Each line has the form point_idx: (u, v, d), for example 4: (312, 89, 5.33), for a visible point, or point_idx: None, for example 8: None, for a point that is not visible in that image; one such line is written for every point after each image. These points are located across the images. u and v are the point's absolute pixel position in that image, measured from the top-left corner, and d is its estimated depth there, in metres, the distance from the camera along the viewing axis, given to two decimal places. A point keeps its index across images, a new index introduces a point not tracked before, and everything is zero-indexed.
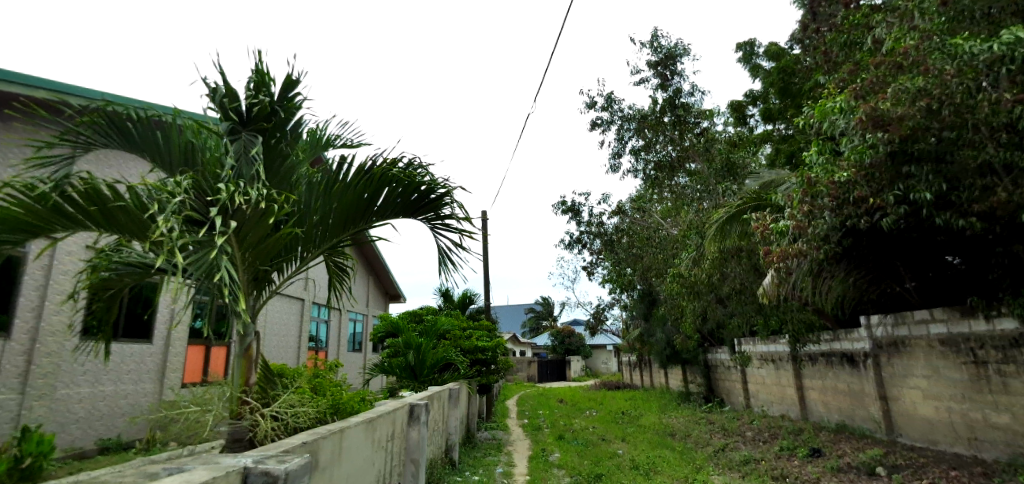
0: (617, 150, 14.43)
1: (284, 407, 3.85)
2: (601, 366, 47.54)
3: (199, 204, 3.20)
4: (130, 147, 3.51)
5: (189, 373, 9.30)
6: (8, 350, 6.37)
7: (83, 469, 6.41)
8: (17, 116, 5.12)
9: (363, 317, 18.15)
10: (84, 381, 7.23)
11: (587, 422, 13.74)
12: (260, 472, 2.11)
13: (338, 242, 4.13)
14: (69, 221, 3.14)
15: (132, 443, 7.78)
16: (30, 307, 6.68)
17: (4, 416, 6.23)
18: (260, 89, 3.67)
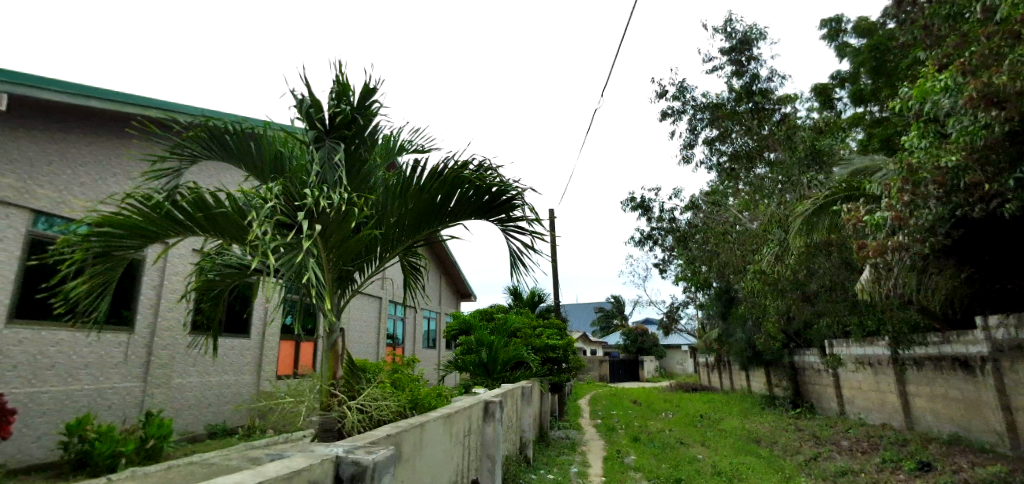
0: (689, 140, 13.86)
1: (369, 400, 4.03)
2: (676, 367, 46.00)
3: (288, 208, 3.43)
4: (228, 158, 3.82)
5: (281, 366, 10.00)
6: (132, 342, 7.14)
7: (196, 450, 7.10)
8: (135, 134, 5.73)
9: (436, 315, 18.70)
10: (194, 372, 8.00)
11: (664, 424, 13.33)
12: (350, 462, 2.23)
13: (413, 243, 4.27)
14: (179, 227, 3.48)
15: (235, 429, 8.51)
16: (149, 304, 7.45)
17: (130, 402, 7.01)
18: (342, 99, 3.87)
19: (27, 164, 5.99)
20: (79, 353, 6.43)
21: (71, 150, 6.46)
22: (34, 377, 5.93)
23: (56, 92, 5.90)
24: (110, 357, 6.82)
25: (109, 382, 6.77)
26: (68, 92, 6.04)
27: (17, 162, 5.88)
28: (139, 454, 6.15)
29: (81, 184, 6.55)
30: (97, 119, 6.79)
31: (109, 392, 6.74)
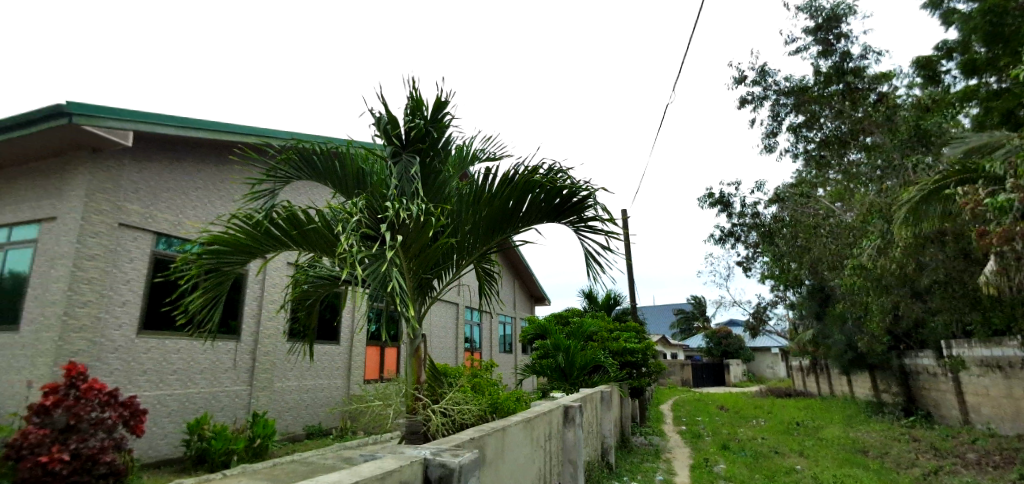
0: (772, 128, 13.08)
1: (451, 403, 4.15)
2: (766, 371, 43.31)
3: (372, 221, 3.63)
4: (316, 176, 4.10)
5: (368, 371, 10.52)
6: (239, 349, 7.81)
7: (296, 450, 7.66)
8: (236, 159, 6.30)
9: (511, 320, 18.88)
10: (292, 376, 8.62)
11: (755, 432, 12.59)
12: (438, 464, 2.30)
13: (487, 249, 4.35)
14: (276, 243, 3.77)
15: (329, 430, 9.08)
16: (252, 313, 8.12)
17: (239, 404, 7.67)
18: (416, 114, 4.01)
19: (149, 192, 6.74)
20: (195, 359, 7.14)
21: (183, 177, 7.20)
22: (161, 381, 6.66)
23: (170, 127, 6.63)
24: (222, 363, 7.50)
25: (221, 386, 7.45)
26: (180, 126, 6.74)
27: (142, 191, 6.65)
28: (248, 452, 6.75)
29: (193, 207, 7.29)
30: (205, 147, 7.54)
31: (222, 395, 7.42)
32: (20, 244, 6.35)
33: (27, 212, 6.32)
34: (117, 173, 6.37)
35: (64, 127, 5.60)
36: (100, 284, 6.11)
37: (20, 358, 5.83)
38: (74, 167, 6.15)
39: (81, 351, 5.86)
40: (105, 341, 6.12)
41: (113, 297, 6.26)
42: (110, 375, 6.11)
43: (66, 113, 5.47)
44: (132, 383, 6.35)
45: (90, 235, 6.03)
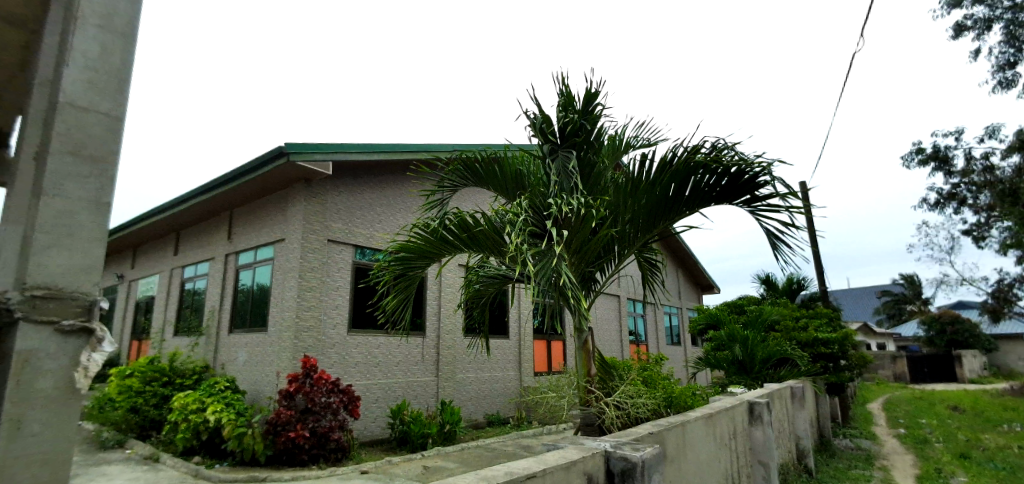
0: (1009, 57, 10.41)
1: (624, 397, 4.09)
2: (1018, 364, 34.63)
3: (537, 219, 3.77)
4: (479, 182, 4.39)
5: (537, 363, 10.94)
6: (425, 344, 8.71)
7: (480, 436, 8.33)
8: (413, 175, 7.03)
9: (678, 310, 18.02)
10: (471, 368, 9.37)
11: (1007, 439, 10.15)
12: (619, 458, 2.31)
13: (649, 239, 4.21)
14: (450, 247, 4.14)
15: (507, 418, 9.67)
16: (433, 311, 8.98)
17: (429, 393, 8.57)
18: (568, 109, 4.06)
19: (347, 212, 7.89)
20: (392, 353, 8.15)
21: (371, 195, 8.28)
22: (367, 372, 7.75)
23: (361, 154, 7.64)
24: (413, 356, 8.45)
25: (414, 376, 8.41)
26: (368, 152, 7.74)
27: (342, 211, 7.82)
28: (440, 436, 7.54)
29: (380, 221, 8.35)
30: (387, 167, 8.57)
31: (415, 384, 8.37)
32: (263, 262, 7.93)
33: (266, 236, 7.86)
34: (323, 197, 7.58)
35: (285, 164, 6.84)
36: (319, 291, 7.33)
37: (269, 352, 7.29)
38: (293, 196, 7.47)
39: (310, 347, 7.12)
40: (325, 338, 7.33)
41: (328, 302, 7.47)
42: (331, 367, 7.32)
43: (286, 153, 6.68)
44: (348, 373, 7.52)
45: (309, 251, 7.27)
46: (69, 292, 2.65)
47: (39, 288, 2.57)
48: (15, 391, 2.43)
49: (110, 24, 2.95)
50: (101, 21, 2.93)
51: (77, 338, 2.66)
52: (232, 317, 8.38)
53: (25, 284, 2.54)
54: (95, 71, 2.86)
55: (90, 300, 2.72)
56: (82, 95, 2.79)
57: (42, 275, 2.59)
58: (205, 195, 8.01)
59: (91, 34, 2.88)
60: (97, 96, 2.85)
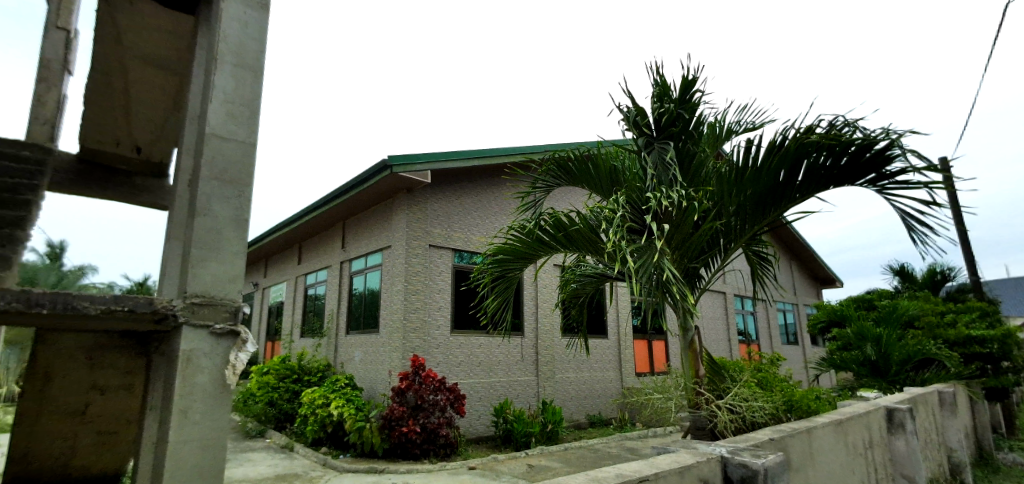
0: None
1: (738, 399, 3.85)
2: None
3: (636, 215, 3.68)
4: (573, 181, 4.37)
5: (638, 363, 10.65)
6: (524, 344, 8.82)
7: (583, 436, 8.28)
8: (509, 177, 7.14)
9: (793, 307, 16.60)
10: (570, 368, 9.34)
11: None
12: (738, 464, 2.18)
13: (758, 230, 3.93)
14: (547, 248, 4.16)
15: (609, 419, 9.52)
16: (530, 312, 9.08)
17: (531, 392, 8.67)
18: (663, 99, 3.88)
19: (446, 218, 8.22)
20: (493, 352, 8.36)
21: (468, 200, 8.55)
22: (471, 372, 8.02)
23: (457, 161, 7.93)
24: (513, 356, 8.60)
25: (515, 376, 8.55)
26: (463, 159, 8.01)
27: (441, 217, 8.16)
28: (543, 436, 7.61)
29: (477, 225, 8.60)
30: (482, 172, 8.81)
31: (516, 384, 8.51)
32: (373, 267, 8.51)
33: (374, 244, 8.43)
34: (424, 205, 7.96)
35: (388, 177, 7.28)
36: (423, 293, 7.71)
37: (382, 352, 7.80)
38: (397, 206, 7.94)
39: (418, 346, 7.52)
40: (431, 338, 7.69)
41: (432, 304, 7.83)
42: (437, 366, 7.67)
43: (389, 166, 7.11)
44: (453, 372, 7.83)
45: (413, 256, 7.68)
46: (219, 299, 3.05)
47: (197, 295, 2.98)
48: (182, 384, 2.84)
49: (243, 60, 3.33)
50: (235, 58, 3.31)
51: (226, 339, 3.05)
52: (348, 320, 9.08)
53: (186, 293, 2.96)
54: (233, 104, 3.25)
55: (235, 305, 3.10)
56: (222, 126, 3.19)
57: (199, 284, 3.00)
58: (321, 208, 8.77)
59: (228, 70, 3.28)
60: (235, 126, 3.24)
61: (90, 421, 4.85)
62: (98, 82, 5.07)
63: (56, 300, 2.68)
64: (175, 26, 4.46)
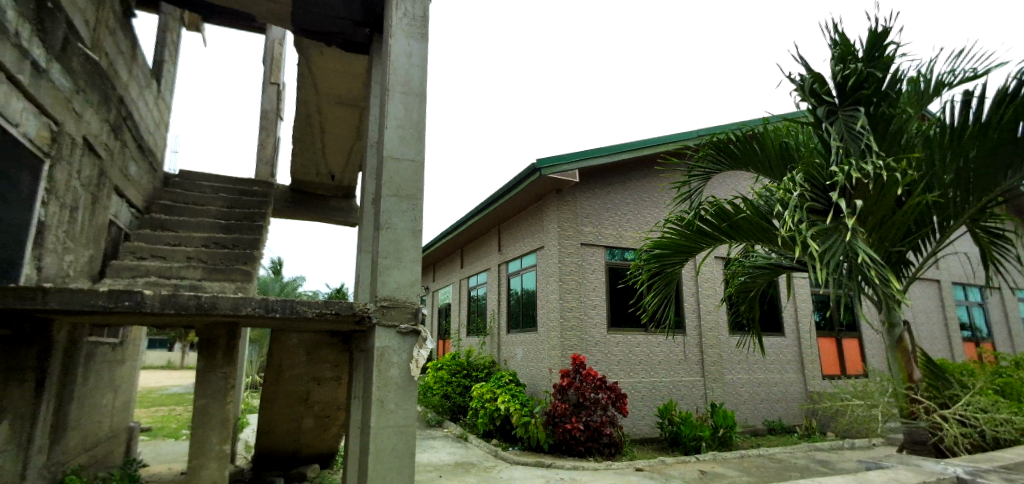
0: None
1: (971, 410, 3.18)
2: None
3: (819, 194, 3.23)
4: (736, 165, 4.00)
5: (825, 365, 9.38)
6: (688, 343, 8.35)
7: (761, 444, 7.56)
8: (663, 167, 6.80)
9: None
10: (741, 369, 8.60)
11: None
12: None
13: (988, 202, 3.19)
14: (709, 239, 3.88)
15: (793, 427, 8.57)
16: (692, 309, 8.56)
17: (698, 394, 8.19)
18: (845, 60, 3.30)
19: (597, 216, 8.16)
20: (654, 352, 8.06)
21: (618, 196, 8.39)
22: (632, 371, 7.84)
23: (605, 157, 7.83)
24: (676, 355, 8.20)
25: (680, 376, 8.14)
26: (611, 154, 7.87)
27: (591, 215, 8.12)
28: (715, 441, 7.13)
29: (629, 221, 8.39)
30: (632, 165, 8.58)
31: (681, 384, 8.10)
32: (528, 268, 8.79)
33: (528, 245, 8.71)
34: (574, 204, 7.99)
35: (537, 179, 7.46)
36: (578, 292, 7.74)
37: (541, 350, 8.01)
38: (547, 207, 8.09)
39: (576, 345, 7.58)
40: (588, 337, 7.69)
41: (588, 302, 7.82)
42: (597, 365, 7.66)
43: (538, 169, 7.29)
44: (613, 371, 7.74)
45: (566, 255, 7.76)
46: (403, 302, 3.42)
47: (385, 298, 3.38)
48: (379, 377, 3.25)
49: (410, 88, 3.70)
50: (403, 86, 3.70)
51: (410, 337, 3.41)
52: (508, 320, 9.50)
53: (377, 297, 3.37)
54: (404, 128, 3.64)
55: (415, 306, 3.43)
56: (397, 148, 3.58)
57: (387, 288, 3.41)
58: (479, 215, 9.32)
59: (398, 99, 3.67)
60: (407, 147, 3.62)
61: (311, 407, 5.81)
62: (301, 123, 6.07)
63: (285, 306, 3.28)
64: (354, 66, 5.14)
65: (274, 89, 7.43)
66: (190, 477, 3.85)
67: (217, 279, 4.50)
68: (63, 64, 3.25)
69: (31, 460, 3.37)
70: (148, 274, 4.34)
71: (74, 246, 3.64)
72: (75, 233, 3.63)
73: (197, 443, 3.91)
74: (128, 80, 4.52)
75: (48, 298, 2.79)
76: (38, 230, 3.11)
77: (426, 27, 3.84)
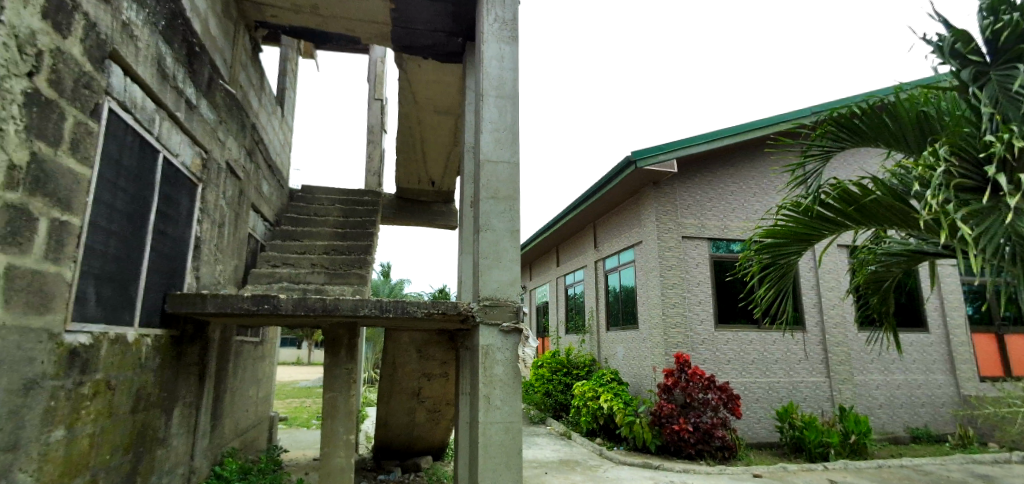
0: None
1: None
2: None
3: (970, 170, 2.82)
4: (862, 141, 3.60)
5: (984, 365, 8.13)
6: (808, 340, 7.66)
7: (903, 454, 6.73)
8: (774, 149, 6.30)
9: None
10: (876, 370, 7.73)
11: None
12: None
13: None
14: (832, 224, 3.53)
15: (943, 436, 7.54)
16: (813, 303, 7.83)
17: (823, 396, 7.49)
18: (998, 11, 2.83)
19: (699, 207, 7.74)
20: (770, 350, 7.49)
21: (721, 184, 7.91)
22: (745, 371, 7.35)
23: (704, 144, 7.45)
24: (796, 354, 7.56)
25: (801, 376, 7.50)
26: (711, 141, 7.47)
27: (693, 206, 7.72)
28: (846, 448, 6.47)
29: (736, 210, 7.88)
30: (737, 151, 8.05)
31: (802, 385, 7.46)
32: (627, 264, 8.58)
33: (626, 241, 8.48)
34: (674, 195, 7.66)
35: (633, 172, 7.25)
36: (682, 288, 7.41)
37: (644, 348, 7.78)
38: (644, 200, 7.83)
39: (681, 343, 7.27)
40: (694, 334, 7.34)
41: (692, 298, 7.46)
42: (704, 364, 7.29)
43: (633, 161, 7.09)
44: (723, 370, 7.32)
45: (666, 249, 7.46)
46: (504, 300, 3.50)
47: (487, 298, 3.49)
48: (484, 374, 3.35)
49: (502, 92, 3.78)
50: (497, 90, 3.78)
51: (513, 335, 3.48)
52: (608, 317, 9.34)
53: (480, 296, 3.48)
54: (499, 131, 3.72)
55: (516, 305, 3.50)
56: (492, 151, 3.67)
57: (488, 288, 3.51)
58: (574, 212, 9.27)
59: (492, 103, 3.75)
60: (502, 150, 3.69)
61: (423, 401, 6.15)
62: (403, 135, 6.43)
63: (397, 307, 3.50)
64: (449, 76, 5.35)
65: (378, 104, 7.95)
66: (324, 464, 4.25)
67: (338, 283, 4.91)
68: (209, 99, 3.74)
69: (196, 443, 3.91)
70: (282, 280, 4.86)
71: (223, 257, 4.18)
72: (223, 245, 4.16)
73: (327, 433, 4.30)
74: (258, 108, 5.09)
75: (206, 303, 3.23)
76: (195, 244, 3.61)
77: (516, 30, 3.90)
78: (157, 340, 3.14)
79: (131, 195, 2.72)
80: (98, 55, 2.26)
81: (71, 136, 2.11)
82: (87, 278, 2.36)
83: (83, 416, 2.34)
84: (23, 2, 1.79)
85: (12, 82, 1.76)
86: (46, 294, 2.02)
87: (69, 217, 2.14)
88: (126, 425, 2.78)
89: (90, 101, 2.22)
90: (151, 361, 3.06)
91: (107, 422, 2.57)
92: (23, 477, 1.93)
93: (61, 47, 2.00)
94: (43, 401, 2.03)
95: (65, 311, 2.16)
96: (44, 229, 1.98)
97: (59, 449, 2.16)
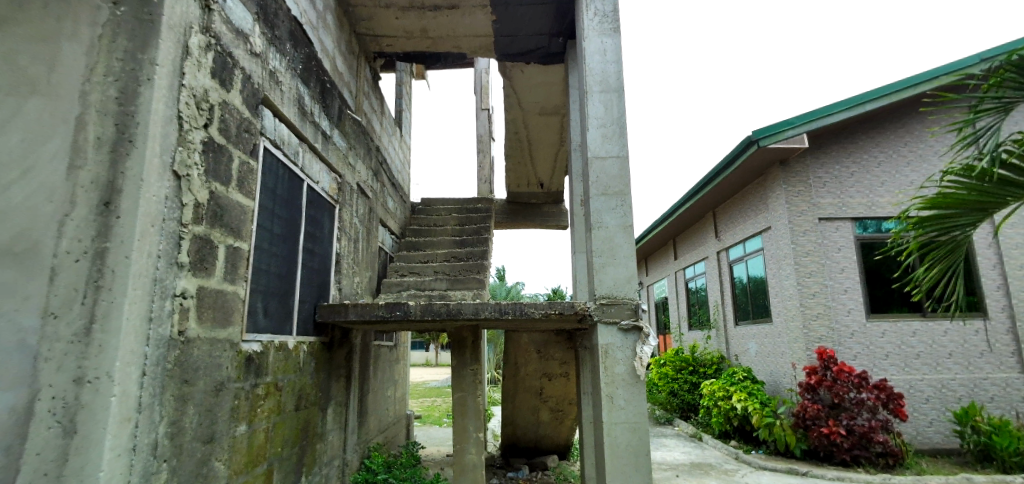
0: None
1: None
2: None
3: None
4: None
5: None
6: (992, 329, 6.52)
7: None
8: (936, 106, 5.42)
9: None
10: None
11: None
12: None
13: None
14: (1021, 189, 2.96)
15: None
16: (996, 286, 6.64)
17: (1016, 395, 6.35)
18: None
19: (837, 183, 6.94)
20: (941, 342, 6.48)
21: (864, 156, 7.01)
22: (909, 366, 6.43)
23: (840, 113, 6.68)
24: (975, 346, 6.47)
25: (984, 371, 6.40)
26: (849, 108, 6.68)
27: (829, 183, 6.93)
28: None
29: (883, 184, 6.95)
30: (882, 116, 7.10)
31: (988, 383, 6.37)
32: (754, 253, 7.94)
33: (751, 228, 7.85)
34: (806, 173, 6.94)
35: (756, 152, 6.69)
36: (822, 275, 6.68)
37: (780, 344, 7.14)
38: (771, 181, 7.18)
39: (824, 337, 6.55)
40: (842, 326, 6.58)
41: (836, 286, 6.70)
42: (856, 359, 6.51)
43: (755, 141, 6.54)
44: (880, 366, 6.47)
45: (800, 234, 6.78)
46: (622, 299, 3.42)
47: (604, 297, 3.43)
48: (606, 373, 3.30)
49: (607, 85, 3.71)
50: (601, 85, 3.72)
51: (632, 333, 3.39)
52: (736, 311, 8.74)
53: (596, 295, 3.43)
54: (606, 126, 3.65)
55: (634, 302, 3.40)
56: (601, 147, 3.62)
57: (605, 286, 3.45)
58: (691, 201, 8.78)
59: (598, 97, 3.70)
60: (610, 144, 3.63)
61: (546, 400, 6.22)
62: (511, 141, 6.57)
63: (515, 308, 3.59)
64: (553, 78, 5.39)
65: (485, 114, 8.22)
66: (457, 460, 4.47)
67: (459, 288, 5.15)
68: (340, 128, 4.14)
69: (347, 438, 4.32)
70: (409, 288, 5.23)
71: (360, 270, 4.59)
72: (359, 259, 4.57)
73: (458, 431, 4.52)
74: (380, 131, 5.53)
75: (348, 311, 3.57)
76: (336, 259, 4.01)
77: (617, 21, 3.81)
78: (311, 346, 3.54)
79: (284, 220, 3.09)
80: (254, 101, 2.62)
81: (237, 174, 2.46)
82: (256, 294, 2.73)
83: (258, 413, 2.70)
84: (197, 66, 2.12)
85: (194, 134, 2.09)
86: (227, 310, 2.37)
87: (240, 243, 2.49)
88: (292, 420, 3.17)
89: (250, 143, 2.57)
90: (308, 365, 3.45)
91: (278, 418, 2.95)
92: (218, 465, 2.28)
93: (226, 99, 2.34)
94: (229, 400, 2.39)
95: (241, 324, 2.51)
96: (222, 254, 2.32)
97: (243, 441, 2.52)
